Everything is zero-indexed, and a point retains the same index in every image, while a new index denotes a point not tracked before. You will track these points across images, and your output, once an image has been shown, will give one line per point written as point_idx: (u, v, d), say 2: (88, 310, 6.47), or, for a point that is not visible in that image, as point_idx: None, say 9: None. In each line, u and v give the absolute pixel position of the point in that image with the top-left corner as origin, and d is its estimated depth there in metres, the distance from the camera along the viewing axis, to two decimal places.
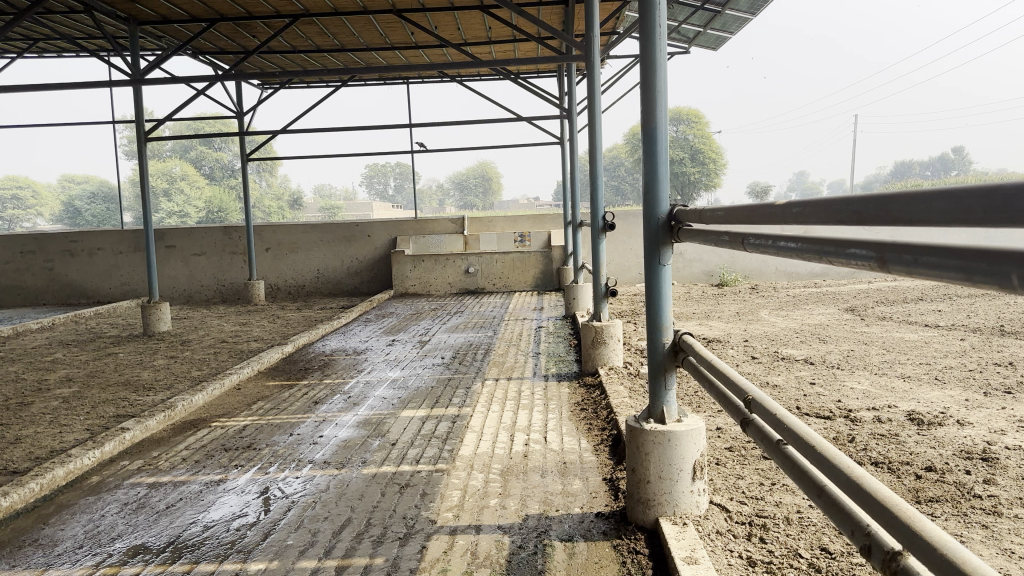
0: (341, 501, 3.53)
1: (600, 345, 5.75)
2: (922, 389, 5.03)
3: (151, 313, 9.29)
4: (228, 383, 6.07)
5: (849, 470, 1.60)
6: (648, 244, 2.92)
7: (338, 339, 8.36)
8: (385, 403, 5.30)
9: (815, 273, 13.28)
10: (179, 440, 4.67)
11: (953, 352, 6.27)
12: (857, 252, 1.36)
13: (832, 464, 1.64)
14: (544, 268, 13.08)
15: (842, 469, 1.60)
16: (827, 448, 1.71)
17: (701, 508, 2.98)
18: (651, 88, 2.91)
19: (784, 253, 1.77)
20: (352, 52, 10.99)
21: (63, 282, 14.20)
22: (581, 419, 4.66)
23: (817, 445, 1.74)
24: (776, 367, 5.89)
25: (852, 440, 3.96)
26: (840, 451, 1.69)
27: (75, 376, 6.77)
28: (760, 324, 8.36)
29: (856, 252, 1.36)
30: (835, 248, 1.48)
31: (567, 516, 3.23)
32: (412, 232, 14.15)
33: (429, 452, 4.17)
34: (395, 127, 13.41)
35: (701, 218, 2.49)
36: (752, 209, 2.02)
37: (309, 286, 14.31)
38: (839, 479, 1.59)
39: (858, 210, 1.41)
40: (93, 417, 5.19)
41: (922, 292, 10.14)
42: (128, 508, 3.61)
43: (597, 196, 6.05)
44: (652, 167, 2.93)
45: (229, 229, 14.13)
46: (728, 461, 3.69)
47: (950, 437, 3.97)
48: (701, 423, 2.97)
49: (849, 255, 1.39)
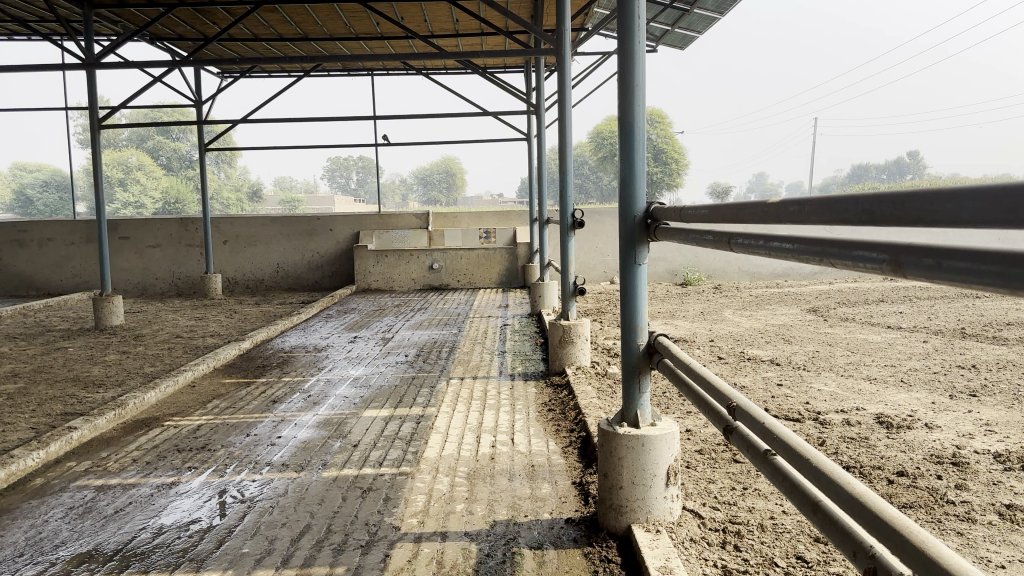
0: (300, 506, 3.38)
1: (568, 345, 5.66)
2: (889, 391, 5.04)
3: (103, 306, 8.97)
4: (182, 380, 5.86)
5: (849, 486, 1.50)
6: (624, 242, 2.83)
7: (298, 335, 8.16)
8: (346, 402, 5.14)
9: (777, 273, 13.38)
10: (129, 440, 4.46)
11: (917, 354, 6.31)
12: (867, 253, 1.27)
13: (830, 480, 1.55)
14: (509, 266, 12.95)
15: (842, 485, 1.50)
16: (824, 462, 1.61)
17: (674, 515, 2.89)
18: (629, 81, 2.81)
19: (780, 254, 1.67)
20: (315, 41, 10.76)
21: (11, 273, 13.74)
22: (548, 420, 4.56)
23: (810, 456, 1.65)
24: (743, 367, 5.85)
25: (823, 444, 3.92)
26: (836, 464, 1.60)
27: (21, 371, 6.48)
28: (724, 324, 8.35)
29: (868, 254, 1.27)
30: (838, 250, 1.39)
31: (536, 522, 3.13)
32: (375, 227, 13.94)
33: (393, 454, 4.04)
34: (359, 120, 13.19)
35: (681, 216, 2.39)
36: (739, 207, 1.93)
37: (268, 280, 14.02)
38: (840, 496, 1.49)
39: (859, 208, 1.32)
40: (39, 415, 4.95)
41: (881, 293, 10.26)
42: (73, 513, 3.41)
43: (566, 193, 5.95)
44: (628, 163, 2.84)
45: (186, 221, 13.78)
46: (698, 465, 3.62)
47: (920, 441, 3.96)
48: (675, 427, 2.89)
49: (857, 256, 1.30)
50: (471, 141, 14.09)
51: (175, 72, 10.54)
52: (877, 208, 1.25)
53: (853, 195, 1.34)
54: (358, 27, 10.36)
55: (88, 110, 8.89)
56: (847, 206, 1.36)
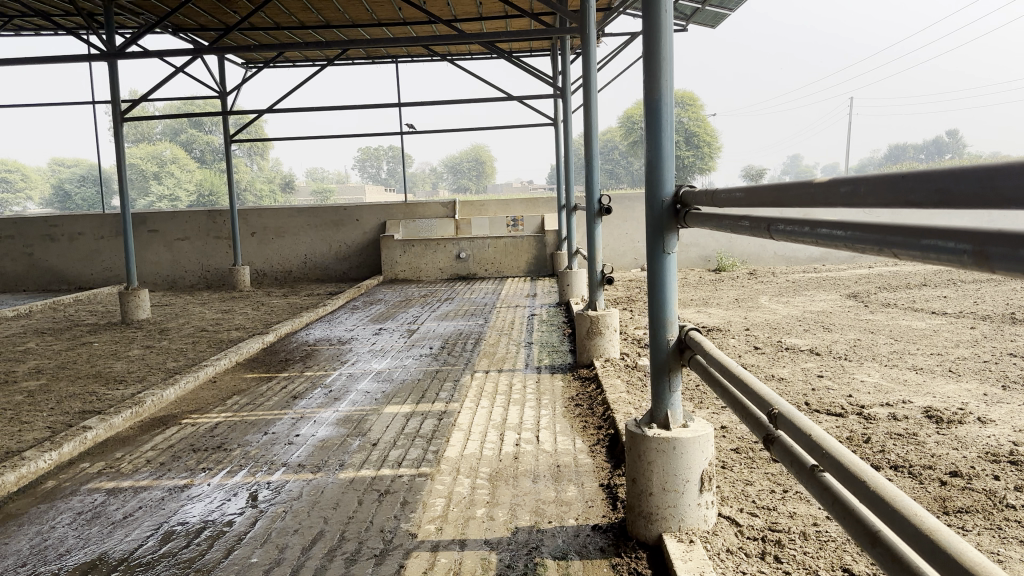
0: (313, 511, 3.23)
1: (596, 336, 5.45)
2: (936, 382, 4.76)
3: (129, 300, 8.94)
4: (203, 374, 5.77)
5: (916, 520, 1.28)
6: (651, 230, 2.62)
7: (323, 327, 8.05)
8: (368, 398, 5.00)
9: (814, 258, 13.03)
10: (145, 439, 4.36)
11: (964, 342, 6.00)
12: (947, 243, 1.05)
13: (892, 510, 1.32)
14: (537, 254, 12.74)
15: (907, 518, 1.28)
16: (884, 487, 1.39)
17: (710, 523, 2.68)
18: (655, 53, 2.59)
19: (828, 246, 1.45)
20: (338, 28, 10.65)
21: (43, 267, 13.83)
22: (575, 416, 4.37)
23: (867, 479, 1.43)
24: (780, 358, 5.59)
25: (867, 440, 3.67)
26: (898, 490, 1.38)
27: (45, 368, 6.44)
28: (760, 311, 8.08)
29: (948, 243, 1.05)
30: (905, 238, 1.16)
31: (560, 529, 2.94)
32: (402, 216, 13.80)
33: (412, 454, 3.87)
34: (384, 108, 13.05)
35: (712, 200, 2.18)
36: (781, 189, 1.69)
37: (296, 272, 13.97)
38: (907, 532, 1.26)
39: (932, 188, 1.09)
40: (57, 413, 4.87)
41: (924, 277, 9.87)
42: (81, 519, 3.29)
43: (593, 179, 5.71)
44: (657, 144, 2.62)
45: (213, 213, 13.77)
46: (734, 465, 3.41)
47: (973, 437, 3.70)
48: (709, 428, 2.67)
49: (935, 246, 1.07)
50: (498, 128, 13.87)
51: (198, 62, 10.47)
52: (953, 189, 1.03)
53: (924, 174, 1.10)
54: (380, 13, 10.22)
55: (111, 104, 8.84)
56: (911, 189, 1.14)
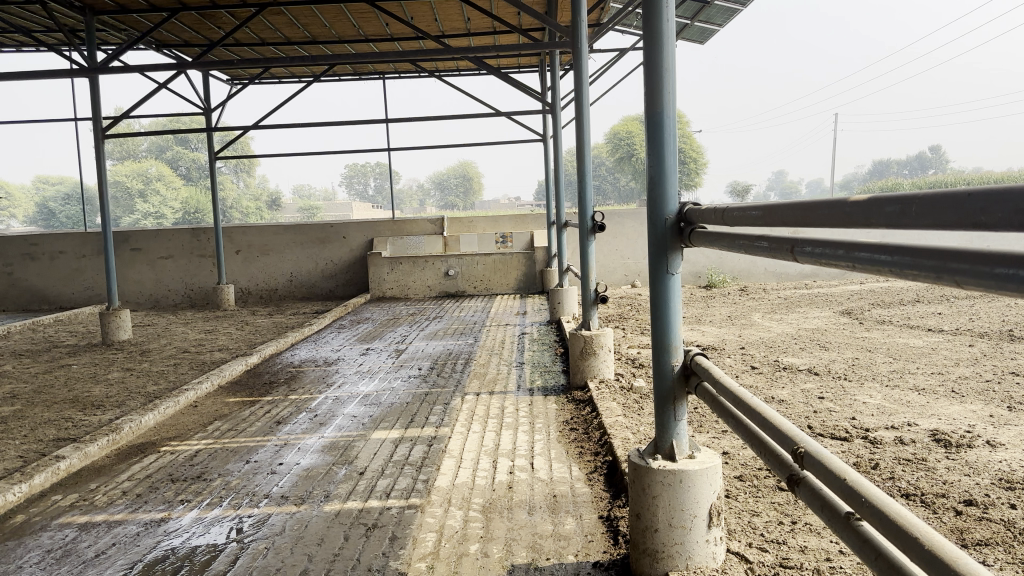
0: (297, 547, 3.06)
1: (590, 357, 5.30)
2: (941, 404, 4.63)
3: (110, 320, 8.73)
4: (183, 399, 5.56)
5: None
6: (653, 249, 2.48)
7: (309, 348, 7.85)
8: (355, 423, 4.82)
9: (805, 274, 12.94)
10: (122, 468, 4.17)
11: (964, 360, 5.90)
12: None
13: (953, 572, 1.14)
14: (527, 271, 12.60)
15: None
16: (942, 546, 1.20)
17: (718, 560, 2.52)
18: (656, 64, 2.46)
19: (869, 270, 1.29)
20: (324, 44, 10.56)
21: (23, 287, 13.58)
22: (571, 441, 4.21)
23: (921, 536, 1.24)
24: (779, 378, 5.47)
25: (875, 466, 3.53)
26: (959, 548, 1.20)
27: (20, 392, 6.22)
28: (754, 329, 7.96)
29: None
30: (976, 266, 1.00)
31: (558, 566, 2.78)
32: (389, 233, 13.65)
33: (401, 484, 3.70)
34: (370, 123, 12.92)
35: (722, 218, 2.04)
36: (805, 207, 1.54)
37: (282, 290, 13.77)
38: None
39: (1012, 208, 0.92)
40: (31, 441, 4.67)
41: (916, 293, 9.80)
42: (49, 558, 3.10)
43: (586, 195, 5.59)
44: (658, 159, 2.48)
45: (198, 231, 13.57)
46: (739, 494, 3.26)
47: (985, 462, 3.57)
48: (717, 459, 2.52)
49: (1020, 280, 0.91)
50: (485, 144, 13.76)
51: (181, 78, 10.32)
52: None
53: (998, 190, 0.95)
54: (366, 28, 10.08)
55: (91, 121, 8.64)
56: (982, 207, 0.98)
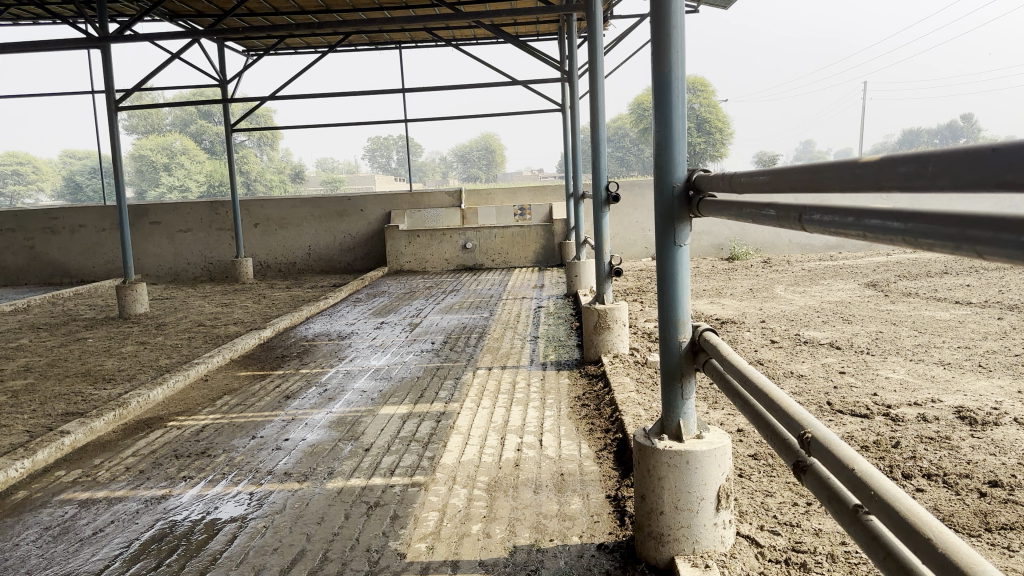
0: (296, 526, 2.99)
1: (603, 331, 5.18)
2: (967, 379, 4.47)
3: (127, 294, 8.71)
4: (193, 373, 5.52)
5: None
6: (660, 219, 2.34)
7: (323, 321, 7.81)
8: (364, 398, 4.75)
9: (830, 245, 12.68)
10: (127, 444, 4.14)
11: (992, 334, 5.71)
12: None
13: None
14: (545, 243, 12.46)
15: None
16: (955, 547, 1.08)
17: (728, 544, 2.41)
18: (664, 23, 2.30)
19: (881, 239, 1.15)
20: (338, 12, 10.41)
21: (45, 260, 13.68)
22: (582, 418, 4.11)
23: (935, 538, 1.11)
24: (799, 352, 5.31)
25: (897, 445, 3.39)
26: (974, 551, 1.07)
27: (33, 366, 6.23)
28: (776, 302, 7.79)
29: None
30: (1004, 236, 0.86)
31: (562, 549, 2.68)
32: (407, 206, 13.54)
33: (406, 461, 3.62)
34: (388, 93, 12.76)
35: (730, 185, 1.89)
36: (813, 170, 1.39)
37: (300, 263, 13.76)
38: None
39: None
40: (39, 415, 4.65)
41: (944, 264, 9.53)
42: (48, 535, 3.06)
43: (600, 165, 5.43)
44: (666, 122, 2.33)
45: (215, 204, 13.54)
46: (753, 474, 3.14)
47: (1011, 440, 3.42)
48: (727, 440, 2.39)
49: None
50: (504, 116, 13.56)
51: (194, 48, 10.22)
52: None
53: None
54: None
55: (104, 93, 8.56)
56: (1009, 165, 0.84)
